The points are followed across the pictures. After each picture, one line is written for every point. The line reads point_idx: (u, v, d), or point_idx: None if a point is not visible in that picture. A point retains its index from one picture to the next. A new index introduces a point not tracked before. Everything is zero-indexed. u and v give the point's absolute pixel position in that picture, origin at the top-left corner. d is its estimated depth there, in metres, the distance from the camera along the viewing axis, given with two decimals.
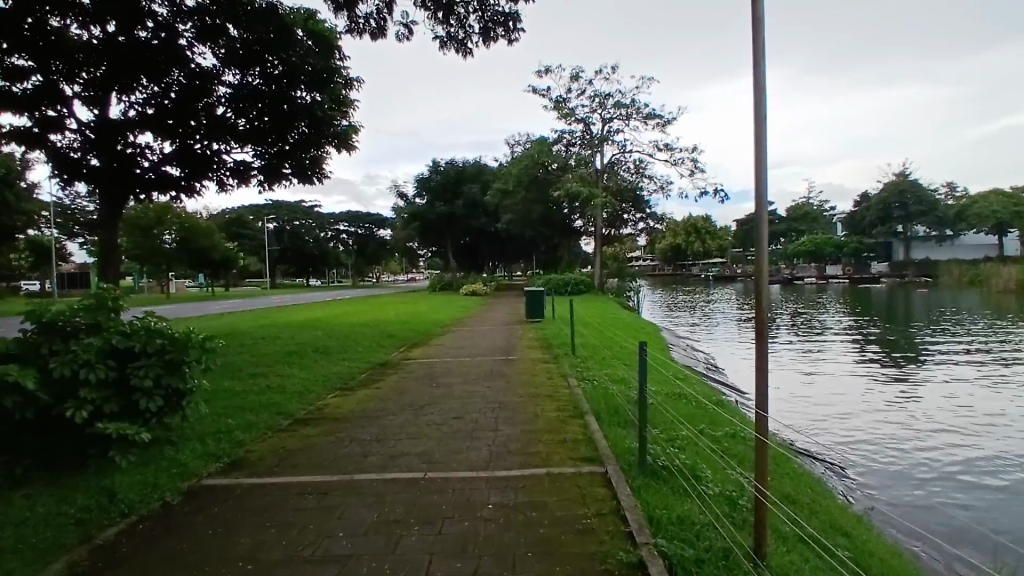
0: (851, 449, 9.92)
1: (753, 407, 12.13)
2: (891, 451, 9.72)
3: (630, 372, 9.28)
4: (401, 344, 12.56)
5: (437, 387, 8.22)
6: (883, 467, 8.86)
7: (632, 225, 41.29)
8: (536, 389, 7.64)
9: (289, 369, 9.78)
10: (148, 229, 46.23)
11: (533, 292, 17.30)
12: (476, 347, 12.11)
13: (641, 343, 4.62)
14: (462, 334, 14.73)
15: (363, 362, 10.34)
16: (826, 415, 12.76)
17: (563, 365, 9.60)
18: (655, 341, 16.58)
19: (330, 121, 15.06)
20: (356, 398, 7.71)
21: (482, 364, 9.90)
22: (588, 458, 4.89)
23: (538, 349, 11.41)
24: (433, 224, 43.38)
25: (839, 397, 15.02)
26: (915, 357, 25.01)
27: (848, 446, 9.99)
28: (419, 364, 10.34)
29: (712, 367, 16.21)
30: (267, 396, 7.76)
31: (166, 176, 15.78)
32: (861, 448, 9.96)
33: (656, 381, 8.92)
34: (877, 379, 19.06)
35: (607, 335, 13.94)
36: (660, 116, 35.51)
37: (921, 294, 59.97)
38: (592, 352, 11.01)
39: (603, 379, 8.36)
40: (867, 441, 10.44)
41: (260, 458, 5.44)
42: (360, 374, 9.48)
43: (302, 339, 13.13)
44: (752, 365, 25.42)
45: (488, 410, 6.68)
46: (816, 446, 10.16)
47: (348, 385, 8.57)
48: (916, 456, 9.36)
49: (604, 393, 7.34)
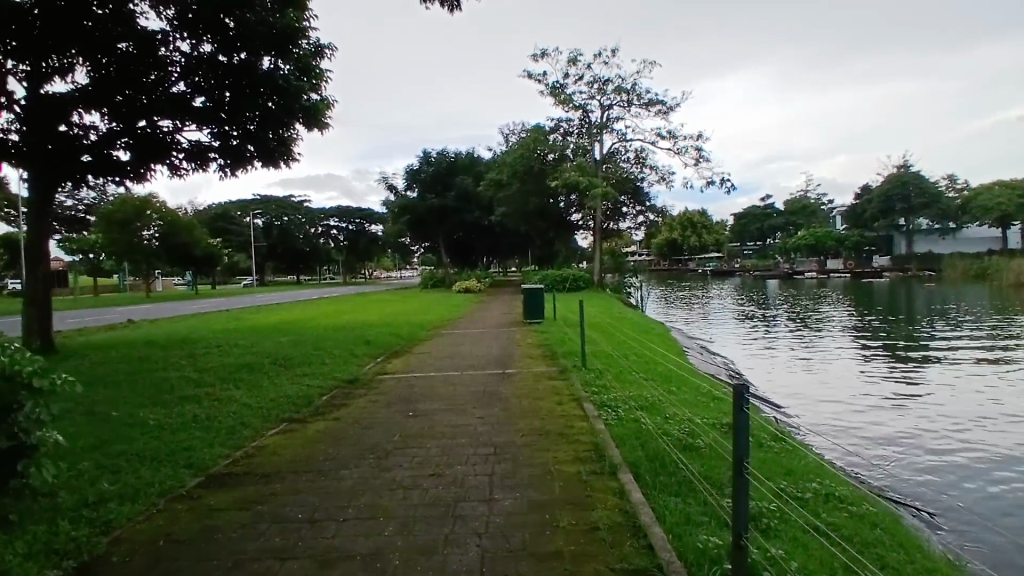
0: (914, 481, 8.29)
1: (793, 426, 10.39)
2: (966, 483, 8.07)
3: (659, 392, 7.35)
4: (380, 354, 10.65)
5: (412, 418, 6.30)
6: (965, 504, 7.23)
7: (632, 219, 39.44)
8: (541, 422, 5.73)
9: (233, 390, 7.86)
10: (125, 224, 43.87)
11: (532, 290, 15.38)
12: (466, 357, 10.20)
13: (740, 383, 2.63)
14: (452, 339, 12.82)
15: (328, 380, 8.42)
16: (871, 429, 11.07)
17: (574, 381, 7.70)
18: (669, 342, 14.71)
19: (297, 93, 12.92)
20: (302, 437, 5.79)
21: (472, 382, 7.98)
22: (640, 571, 2.99)
23: (540, 361, 9.48)
24: (424, 218, 41.31)
25: (873, 404, 13.35)
26: (933, 356, 23.45)
27: (910, 475, 8.37)
28: (395, 381, 8.41)
29: (734, 372, 14.45)
30: (186, 438, 5.85)
31: (111, 161, 13.64)
32: (928, 478, 8.32)
33: (695, 405, 6.99)
34: (905, 384, 17.47)
35: (621, 341, 12.06)
36: (662, 102, 33.55)
37: (926, 289, 58.47)
38: (608, 363, 9.11)
39: (630, 404, 6.40)
40: (931, 471, 8.74)
41: (124, 564, 3.53)
42: (319, 395, 7.55)
43: (262, 348, 11.18)
44: (760, 363, 23.83)
45: (477, 460, 4.73)
46: (867, 473, 8.57)
47: (295, 414, 6.65)
48: (1002, 491, 7.71)
49: (635, 428, 5.38)
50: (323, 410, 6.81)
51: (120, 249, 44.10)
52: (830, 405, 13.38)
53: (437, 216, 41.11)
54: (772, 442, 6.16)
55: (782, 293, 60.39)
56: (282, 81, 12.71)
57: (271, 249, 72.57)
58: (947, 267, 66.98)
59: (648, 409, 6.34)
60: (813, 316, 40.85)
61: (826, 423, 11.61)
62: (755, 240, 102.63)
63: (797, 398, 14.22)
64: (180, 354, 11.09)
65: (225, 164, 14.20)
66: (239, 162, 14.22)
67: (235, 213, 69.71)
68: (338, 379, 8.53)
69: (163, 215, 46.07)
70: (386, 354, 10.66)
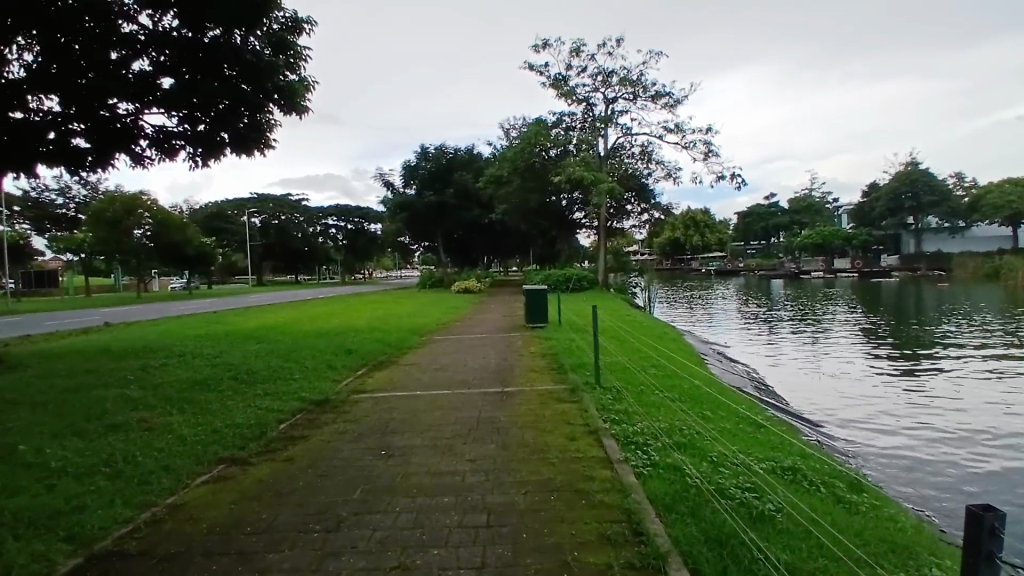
0: (981, 505, 7.02)
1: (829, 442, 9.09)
2: None
3: (697, 422, 5.91)
4: (360, 366, 9.26)
5: (384, 459, 4.89)
6: None
7: (636, 217, 38.02)
8: (550, 472, 4.33)
9: (173, 417, 6.54)
10: (117, 222, 42.63)
11: (533, 291, 13.99)
12: (461, 371, 8.76)
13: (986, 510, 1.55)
14: (446, 347, 11.41)
15: (290, 402, 7.02)
16: (912, 440, 9.76)
17: (589, 404, 6.28)
18: (686, 350, 13.26)
19: (274, 72, 11.54)
20: (230, 493, 4.39)
21: (463, 407, 6.53)
22: None
23: (546, 377, 8.04)
24: (422, 216, 39.86)
25: (910, 411, 12.04)
26: (956, 359, 22.13)
27: (973, 501, 7.11)
28: (372, 402, 7.00)
29: (758, 382, 13.07)
30: (80, 497, 4.48)
31: (69, 149, 12.18)
32: (994, 503, 7.07)
33: (745, 441, 5.53)
34: (933, 389, 16.16)
35: (639, 351, 10.61)
36: (669, 95, 32.10)
37: (937, 289, 56.95)
38: (628, 381, 7.66)
39: (663, 440, 5.01)
40: (999, 493, 7.44)
41: None
42: (275, 422, 6.21)
43: (227, 359, 9.79)
44: (773, 364, 22.52)
45: (460, 539, 3.35)
46: (920, 497, 7.32)
47: (232, 453, 5.24)
48: None
49: (683, 486, 3.94)
50: (272, 447, 5.40)
51: (110, 247, 42.84)
52: (862, 411, 12.07)
53: (435, 213, 39.70)
54: (854, 496, 4.72)
55: (789, 293, 58.89)
56: (256, 60, 11.36)
57: (268, 249, 71.23)
58: (958, 267, 65.50)
59: (688, 446, 4.93)
60: (821, 317, 39.50)
61: (860, 432, 10.31)
62: (759, 239, 101.00)
63: (825, 404, 12.89)
64: (134, 367, 9.71)
65: (194, 154, 12.85)
66: (211, 151, 12.89)
67: (231, 212, 68.40)
68: (303, 401, 7.13)
69: (155, 213, 44.78)
70: (368, 367, 9.25)
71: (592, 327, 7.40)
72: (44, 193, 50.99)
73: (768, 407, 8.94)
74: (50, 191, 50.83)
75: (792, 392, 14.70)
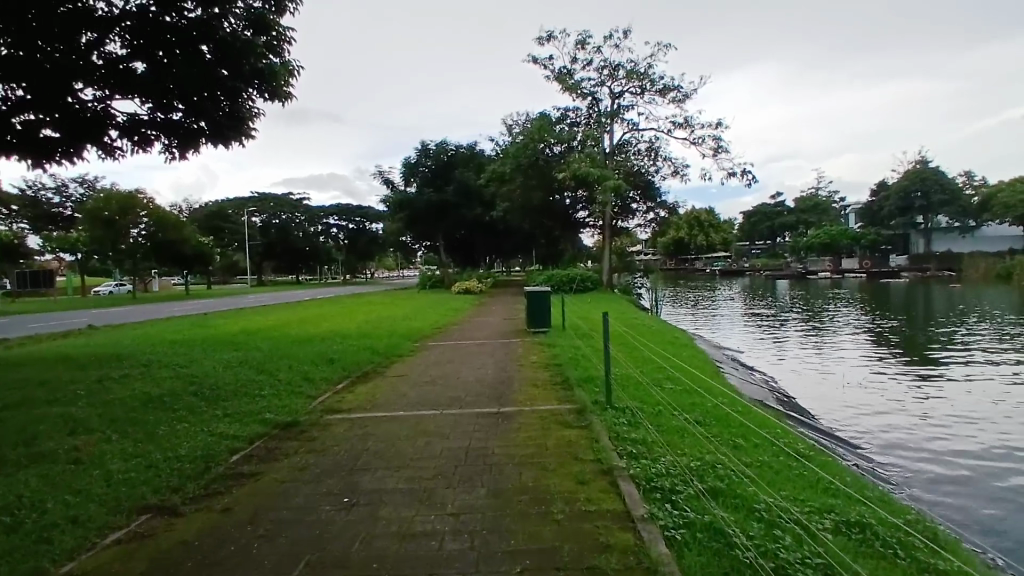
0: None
1: (863, 463, 8.15)
2: None
3: (732, 456, 4.91)
4: (341, 379, 8.31)
5: (346, 509, 3.91)
6: None
7: (641, 216, 37.07)
8: (553, 536, 3.34)
9: (111, 448, 5.62)
10: (112, 221, 41.80)
11: (536, 293, 13.02)
12: (454, 384, 7.77)
13: None
14: (440, 355, 10.42)
15: (250, 426, 6.07)
16: (954, 461, 8.80)
17: (601, 432, 5.28)
18: (701, 359, 12.26)
19: (255, 54, 9.82)
20: (141, 563, 3.45)
21: (451, 433, 5.53)
22: None
23: (548, 393, 7.04)
24: (422, 214, 38.85)
25: (946, 425, 11.05)
26: (975, 362, 21.14)
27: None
28: (344, 424, 6.04)
29: (778, 392, 12.11)
30: None
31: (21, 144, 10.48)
32: None
33: (792, 482, 4.57)
34: (959, 396, 15.20)
35: (653, 362, 9.61)
36: (677, 89, 31.04)
37: (948, 289, 55.81)
38: (643, 400, 6.66)
39: (696, 485, 4.03)
40: None
41: None
42: (227, 455, 5.26)
43: (195, 371, 8.85)
44: (785, 366, 21.53)
45: None
46: (976, 530, 6.37)
47: (162, 501, 4.35)
48: None
49: (733, 566, 2.98)
50: (211, 494, 4.47)
51: (105, 246, 42.04)
52: (893, 424, 11.07)
53: (436, 212, 38.77)
54: (942, 561, 3.75)
55: (796, 293, 57.85)
56: (232, 38, 9.56)
57: (268, 249, 70.40)
58: (968, 268, 64.35)
59: (729, 495, 3.94)
60: (829, 318, 38.47)
61: (894, 449, 9.36)
62: (765, 239, 99.83)
63: (851, 415, 11.92)
64: (92, 379, 8.79)
65: (172, 146, 11.55)
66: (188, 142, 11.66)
67: (231, 211, 67.69)
68: (267, 424, 6.17)
69: (151, 212, 43.86)
70: (349, 380, 8.29)
71: (603, 337, 6.39)
72: (41, 192, 50.37)
73: (796, 426, 7.97)
74: (46, 189, 50.25)
75: (812, 400, 13.73)
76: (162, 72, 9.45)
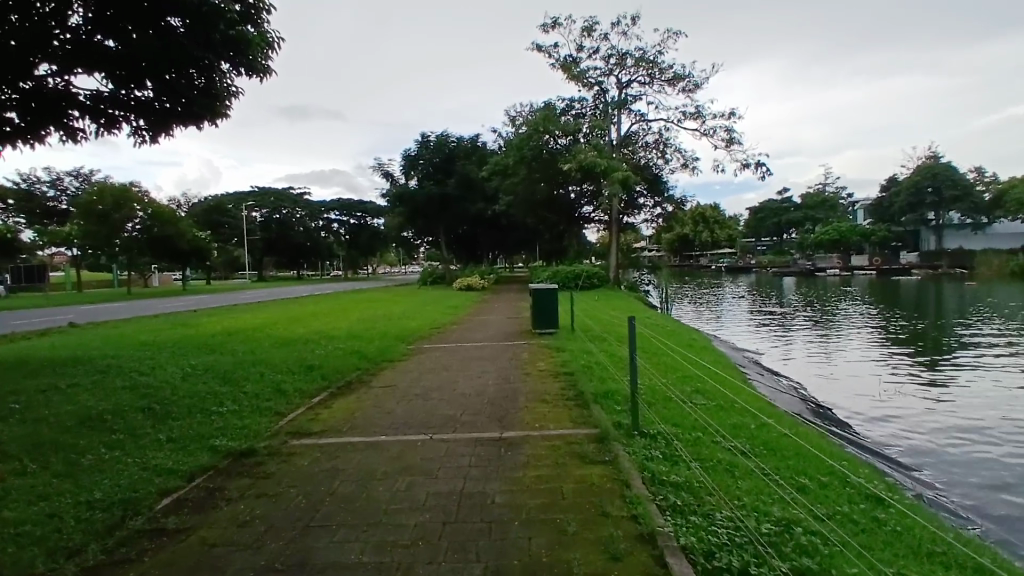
0: None
1: (920, 486, 7.07)
2: None
3: (809, 511, 3.79)
4: (317, 390, 7.22)
5: None
6: None
7: (648, 211, 35.86)
8: None
9: (18, 485, 4.56)
10: (106, 215, 40.68)
11: (542, 291, 11.86)
12: (449, 399, 6.61)
13: None
14: (436, 361, 9.25)
15: (195, 455, 5.02)
16: (1020, 482, 7.71)
17: (631, 471, 4.14)
18: (724, 363, 11.09)
19: (228, 22, 8.03)
20: None
21: (439, 469, 4.41)
22: None
23: (558, 412, 5.88)
24: (423, 208, 37.66)
25: (1002, 440, 9.85)
26: (1004, 363, 19.90)
27: None
28: (310, 454, 4.95)
29: (810, 402, 10.92)
30: None
31: None
32: None
33: (894, 557, 3.45)
34: (996, 402, 14.08)
35: (677, 370, 8.43)
36: (687, 77, 29.75)
37: (961, 287, 54.43)
38: (677, 421, 5.49)
39: (782, 569, 2.90)
40: None
41: None
42: (154, 502, 4.21)
43: (153, 381, 7.78)
44: (804, 365, 20.31)
45: None
46: None
47: (50, 570, 3.29)
48: None
49: None
50: (117, 561, 3.39)
51: (99, 241, 40.91)
52: (942, 439, 9.89)
53: (438, 206, 37.55)
54: None
55: (804, 291, 56.51)
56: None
57: (269, 244, 69.31)
58: (981, 265, 62.84)
59: None
60: (840, 317, 37.21)
61: (947, 468, 8.28)
62: (771, 235, 98.32)
63: (890, 427, 10.73)
64: (37, 388, 7.75)
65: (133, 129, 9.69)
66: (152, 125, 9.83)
67: (230, 205, 66.57)
68: (218, 452, 5.09)
69: (146, 206, 42.69)
70: (327, 392, 7.17)
71: (631, 355, 5.16)
72: (37, 185, 49.41)
73: (848, 450, 6.81)
74: (41, 182, 49.24)
75: (840, 404, 12.62)
76: (124, 49, 7.88)
